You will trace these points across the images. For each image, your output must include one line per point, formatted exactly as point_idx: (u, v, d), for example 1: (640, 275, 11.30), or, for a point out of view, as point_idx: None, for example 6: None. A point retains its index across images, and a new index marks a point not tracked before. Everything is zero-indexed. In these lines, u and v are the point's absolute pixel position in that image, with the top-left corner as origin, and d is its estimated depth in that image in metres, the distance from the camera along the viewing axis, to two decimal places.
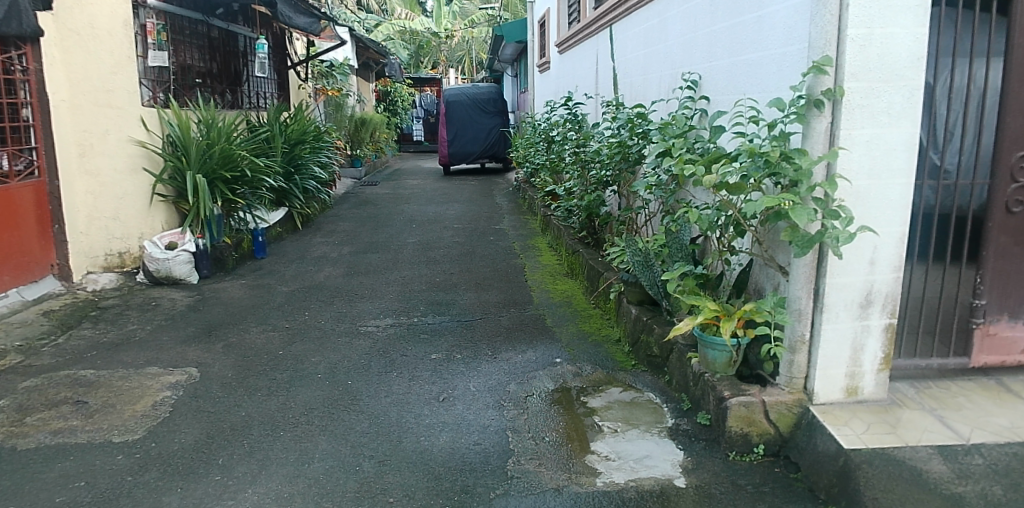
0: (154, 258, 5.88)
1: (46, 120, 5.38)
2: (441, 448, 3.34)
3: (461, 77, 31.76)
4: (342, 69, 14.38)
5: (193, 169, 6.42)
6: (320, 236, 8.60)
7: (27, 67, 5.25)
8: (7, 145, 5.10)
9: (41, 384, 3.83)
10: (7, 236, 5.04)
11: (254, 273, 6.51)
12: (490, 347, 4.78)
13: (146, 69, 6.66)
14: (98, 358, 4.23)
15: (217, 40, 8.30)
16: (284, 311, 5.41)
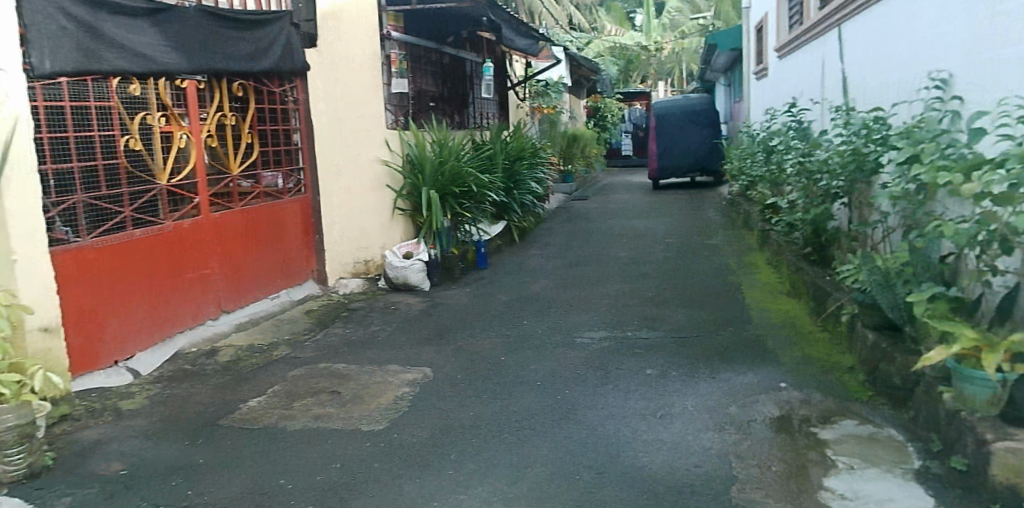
0: (394, 266, 6.47)
1: (311, 144, 6.19)
2: (659, 466, 3.28)
3: (670, 90, 31.25)
4: (556, 87, 14.88)
5: (427, 186, 7.02)
6: (536, 249, 8.93)
7: (297, 98, 6.08)
8: (281, 166, 5.97)
9: (305, 373, 4.39)
10: (280, 245, 5.87)
11: (477, 283, 6.92)
12: (707, 366, 4.62)
13: (390, 96, 7.40)
14: (349, 354, 4.77)
15: (447, 66, 9.00)
16: (504, 320, 5.69)
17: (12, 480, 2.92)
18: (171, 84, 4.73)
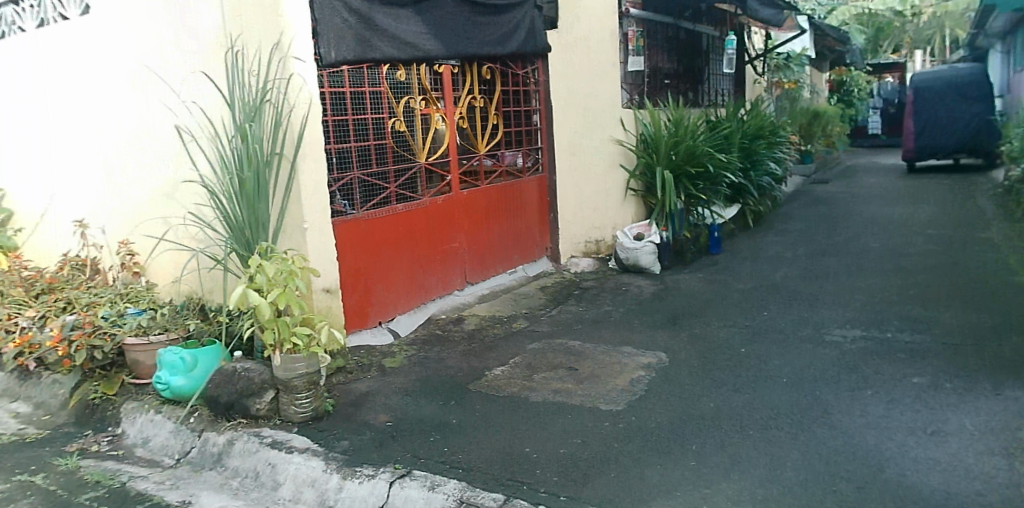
0: (625, 247, 6.41)
1: (550, 124, 6.30)
2: (936, 489, 2.86)
3: (933, 60, 27.44)
4: (799, 60, 13.75)
5: (661, 165, 6.80)
6: (773, 235, 8.36)
7: (538, 79, 6.21)
8: (521, 146, 6.15)
9: (543, 347, 4.52)
10: (518, 223, 6.07)
11: (710, 268, 6.63)
12: (992, 380, 3.97)
13: (626, 74, 7.29)
14: (584, 332, 4.83)
15: (683, 41, 8.68)
16: (741, 309, 5.38)
17: (301, 421, 3.27)
18: (430, 69, 5.03)
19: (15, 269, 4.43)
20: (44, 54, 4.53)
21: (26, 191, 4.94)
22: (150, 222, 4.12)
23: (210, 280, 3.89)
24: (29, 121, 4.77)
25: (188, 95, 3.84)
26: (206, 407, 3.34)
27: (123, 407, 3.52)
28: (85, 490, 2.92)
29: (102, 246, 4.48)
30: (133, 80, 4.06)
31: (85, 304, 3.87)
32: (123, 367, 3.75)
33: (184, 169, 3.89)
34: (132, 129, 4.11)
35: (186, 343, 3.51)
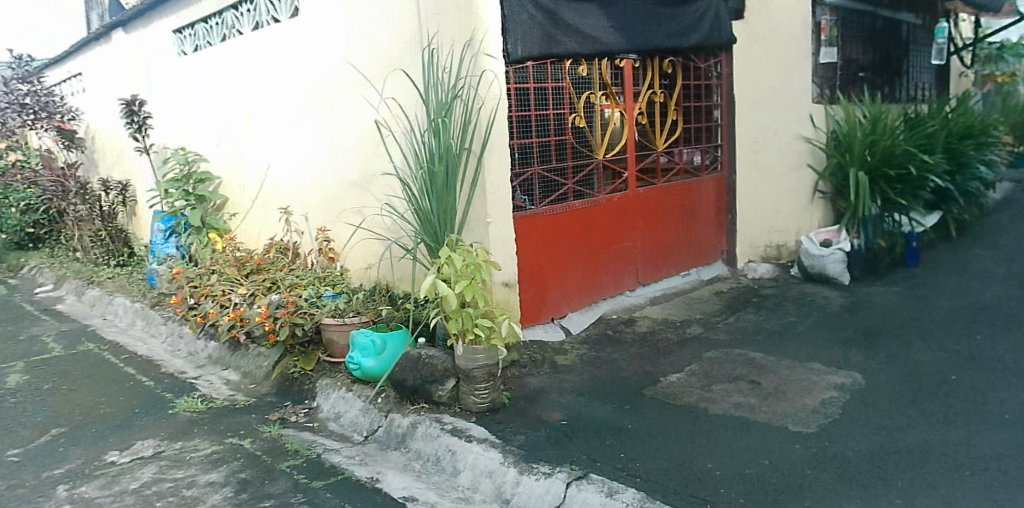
0: (810, 254, 5.98)
1: (732, 119, 5.98)
2: None
3: None
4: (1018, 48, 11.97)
5: (855, 166, 6.15)
6: (983, 247, 7.36)
7: (721, 73, 5.92)
8: (700, 143, 5.88)
9: (720, 357, 4.28)
10: (693, 224, 5.84)
11: (908, 281, 5.94)
12: None
13: (817, 67, 6.68)
14: (765, 343, 4.52)
15: (880, 30, 7.87)
16: (950, 331, 4.74)
17: (479, 411, 3.27)
18: (611, 64, 4.88)
19: (230, 250, 4.89)
20: (260, 54, 4.94)
21: (240, 179, 5.44)
22: (348, 212, 4.38)
23: (400, 268, 4.04)
24: (245, 116, 5.23)
25: (389, 91, 4.00)
26: (392, 390, 3.46)
27: (319, 383, 3.76)
28: (287, 457, 3.14)
29: (304, 232, 4.84)
30: (339, 78, 4.31)
31: (288, 285, 4.20)
32: (319, 345, 3.99)
33: (382, 162, 4.07)
34: (337, 124, 4.37)
35: (377, 327, 3.70)
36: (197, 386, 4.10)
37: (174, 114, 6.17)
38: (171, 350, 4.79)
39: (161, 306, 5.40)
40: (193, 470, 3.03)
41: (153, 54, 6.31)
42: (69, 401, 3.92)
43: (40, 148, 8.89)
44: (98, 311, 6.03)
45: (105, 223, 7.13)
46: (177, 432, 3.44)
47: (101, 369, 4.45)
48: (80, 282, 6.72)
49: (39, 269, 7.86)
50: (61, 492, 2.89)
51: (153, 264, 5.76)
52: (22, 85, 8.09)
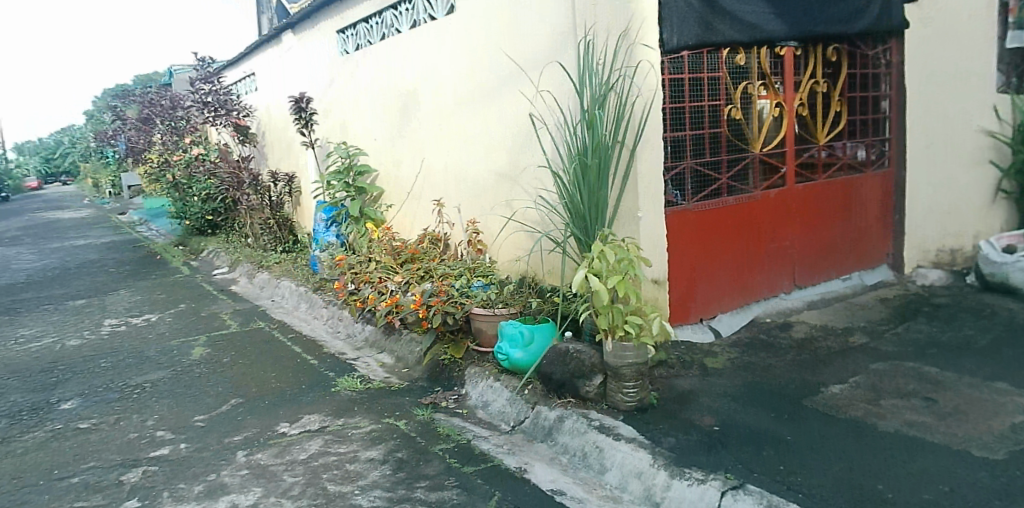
0: (990, 260, 5.17)
1: (901, 112, 5.46)
2: None
3: None
4: None
5: None
6: None
7: (890, 61, 5.41)
8: (865, 137, 5.39)
9: (889, 369, 3.89)
10: (856, 224, 5.35)
11: None
12: None
13: None
14: (940, 358, 4.05)
15: None
16: None
17: (627, 410, 3.12)
18: (770, 52, 4.59)
19: (386, 240, 5.13)
20: (419, 51, 5.10)
21: (397, 171, 5.68)
22: (500, 205, 4.44)
23: (549, 262, 4.04)
24: (403, 111, 5.44)
25: (544, 84, 3.98)
26: (539, 383, 3.45)
27: (467, 371, 3.86)
28: (439, 441, 3.24)
29: (456, 224, 4.97)
30: (495, 72, 4.35)
31: (441, 274, 4.33)
32: (467, 334, 4.09)
33: (535, 156, 4.07)
34: (492, 118, 4.42)
35: (523, 318, 3.73)
36: (356, 367, 4.34)
37: (336, 110, 6.58)
38: (332, 332, 5.12)
39: (323, 290, 5.79)
40: (355, 446, 3.20)
41: (319, 54, 6.72)
42: (246, 374, 4.28)
43: (219, 143, 9.78)
44: (267, 294, 6.56)
45: (273, 211, 7.75)
46: (339, 410, 3.65)
47: (271, 347, 4.82)
48: (251, 266, 7.42)
49: (217, 253, 8.67)
50: (240, 457, 3.16)
51: (315, 251, 6.27)
52: (204, 84, 8.92)
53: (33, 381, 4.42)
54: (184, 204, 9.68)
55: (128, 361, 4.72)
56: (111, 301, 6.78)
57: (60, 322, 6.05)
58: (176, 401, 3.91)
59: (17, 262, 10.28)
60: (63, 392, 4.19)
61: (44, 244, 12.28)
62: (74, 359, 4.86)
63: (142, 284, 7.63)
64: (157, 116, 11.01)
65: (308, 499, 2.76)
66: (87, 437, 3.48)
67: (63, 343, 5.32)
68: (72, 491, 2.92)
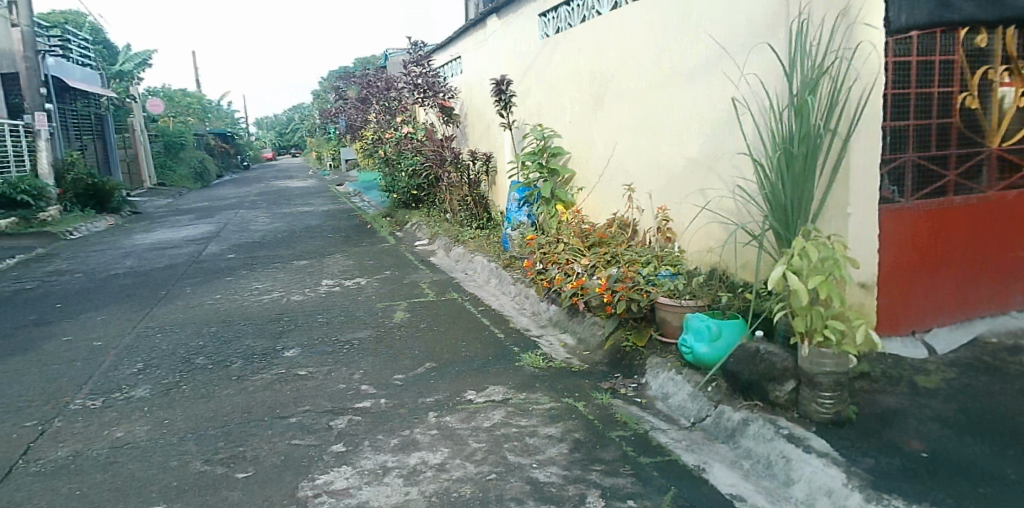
0: None
1: None
2: None
3: None
4: None
5: None
6: None
7: None
8: None
9: None
10: None
11: None
12: None
13: None
14: None
15: None
16: None
17: (820, 422, 2.89)
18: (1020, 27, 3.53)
19: (575, 223, 5.20)
20: (618, 33, 5.03)
21: (589, 154, 5.71)
22: (693, 193, 4.30)
23: (743, 255, 3.85)
24: (598, 94, 5.42)
25: (749, 67, 3.75)
26: (724, 381, 3.33)
27: (648, 360, 3.83)
28: (617, 427, 3.27)
29: (645, 210, 4.90)
30: (696, 54, 4.17)
31: (628, 260, 4.30)
32: (651, 322, 4.05)
33: (735, 143, 3.88)
34: (689, 102, 4.26)
35: (712, 312, 3.61)
36: (540, 344, 4.48)
37: (534, 92, 6.73)
38: (518, 309, 5.32)
39: (512, 268, 6.03)
40: (535, 421, 3.32)
41: (521, 37, 6.91)
42: (439, 341, 4.59)
43: (426, 122, 10.48)
44: (461, 267, 6.96)
45: (471, 189, 8.18)
46: (522, 384, 3.80)
47: (463, 318, 5.12)
48: (448, 240, 7.92)
49: (418, 226, 9.34)
50: (432, 418, 3.41)
51: (507, 229, 6.53)
52: (416, 67, 9.61)
53: (265, 329, 5.10)
54: (394, 179, 10.63)
55: (340, 318, 5.27)
56: (328, 264, 7.59)
57: (287, 279, 6.89)
58: (379, 359, 4.31)
59: (255, 223, 11.84)
60: (288, 341, 4.78)
61: (279, 209, 13.99)
62: (297, 313, 5.52)
63: (354, 250, 8.44)
64: (373, 96, 12.04)
65: (489, 465, 2.92)
66: (305, 383, 3.95)
67: (289, 298, 6.05)
68: (292, 429, 3.34)
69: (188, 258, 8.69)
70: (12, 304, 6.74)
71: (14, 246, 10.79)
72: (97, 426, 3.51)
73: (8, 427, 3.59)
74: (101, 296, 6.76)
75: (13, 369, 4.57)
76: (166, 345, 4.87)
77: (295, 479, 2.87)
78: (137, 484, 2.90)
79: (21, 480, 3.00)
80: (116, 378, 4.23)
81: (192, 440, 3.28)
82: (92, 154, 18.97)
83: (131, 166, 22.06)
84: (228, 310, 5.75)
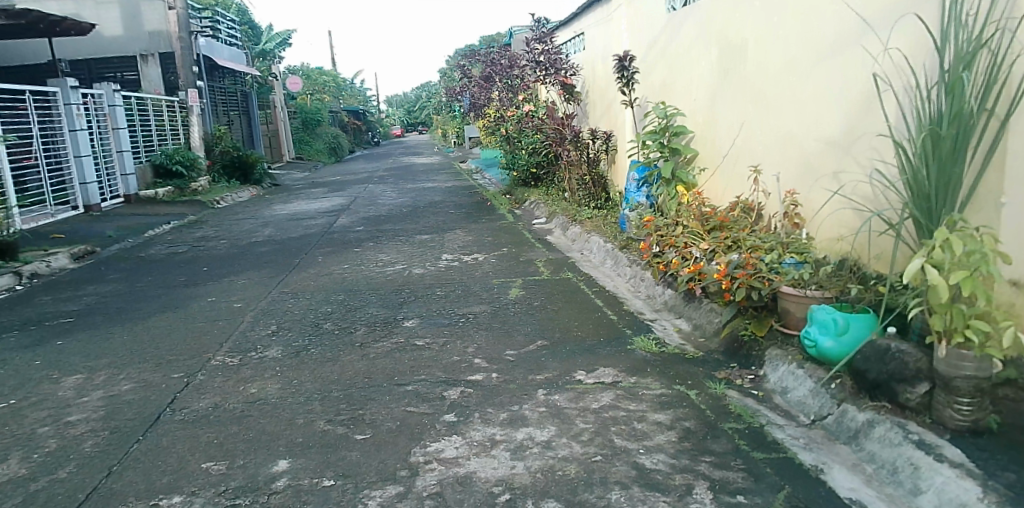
0: None
1: None
2: None
3: None
4: None
5: None
6: None
7: None
8: None
9: None
10: None
11: None
12: None
13: None
14: None
15: None
16: None
17: (957, 429, 2.65)
18: None
19: (696, 205, 5.05)
20: (750, 5, 4.77)
21: (713, 134, 5.49)
22: (826, 176, 4.03)
23: (878, 245, 3.57)
24: (726, 70, 5.18)
25: (893, 41, 3.44)
26: (849, 378, 3.13)
27: (767, 352, 3.68)
28: (730, 419, 3.17)
29: (772, 193, 4.66)
30: (834, 26, 3.88)
31: (749, 246, 4.12)
32: (773, 312, 3.87)
33: (875, 123, 3.59)
34: (825, 80, 3.98)
35: (839, 305, 3.41)
36: (653, 328, 4.41)
37: (657, 69, 6.56)
38: (633, 291, 5.25)
39: (628, 249, 5.95)
40: (645, 407, 3.28)
41: (646, 11, 6.71)
42: (552, 319, 4.62)
43: (547, 100, 10.47)
44: (578, 246, 6.94)
45: (590, 168, 8.12)
46: (633, 368, 3.75)
47: (576, 297, 5.13)
48: (565, 219, 7.93)
49: (537, 204, 9.40)
50: (541, 395, 3.45)
51: (625, 209, 6.46)
52: (539, 44, 9.59)
53: (387, 299, 5.35)
54: (515, 156, 10.73)
55: (457, 292, 5.43)
56: (449, 239, 7.81)
57: (409, 252, 7.16)
58: (493, 334, 4.40)
59: (383, 198, 12.36)
60: (408, 312, 4.98)
61: (406, 185, 14.53)
62: (417, 285, 5.73)
63: (474, 226, 8.63)
64: (498, 74, 12.17)
65: (595, 447, 2.92)
66: (422, 353, 4.11)
67: (411, 270, 6.29)
68: (407, 397, 3.49)
69: (320, 229, 9.23)
70: (168, 266, 7.46)
71: (172, 213, 11.90)
72: (234, 382, 3.83)
73: (161, 377, 3.99)
74: (243, 262, 7.33)
75: (167, 325, 5.06)
76: (297, 310, 5.22)
77: (408, 445, 3.00)
78: (267, 438, 3.14)
79: (169, 426, 3.33)
80: (254, 338, 4.59)
81: (317, 401, 3.50)
82: (239, 129, 20.47)
83: (273, 141, 23.62)
84: (354, 280, 6.07)
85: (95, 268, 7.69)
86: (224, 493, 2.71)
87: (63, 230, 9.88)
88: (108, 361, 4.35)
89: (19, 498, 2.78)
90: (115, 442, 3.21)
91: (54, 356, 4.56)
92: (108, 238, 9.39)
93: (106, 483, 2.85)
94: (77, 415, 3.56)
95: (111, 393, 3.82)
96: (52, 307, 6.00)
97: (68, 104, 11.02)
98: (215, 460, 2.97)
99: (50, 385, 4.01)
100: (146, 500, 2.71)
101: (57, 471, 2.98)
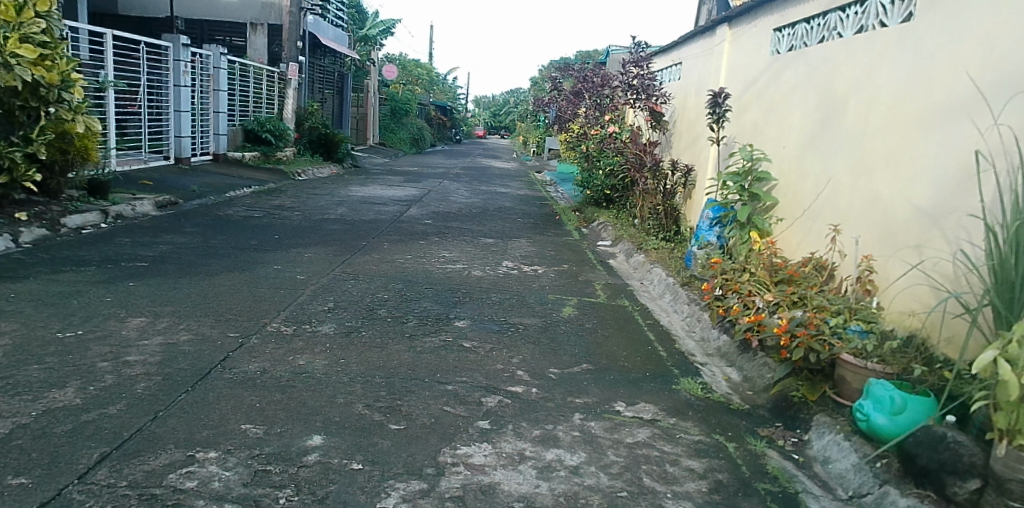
0: None
1: None
2: None
3: None
4: None
5: None
6: None
7: None
8: None
9: None
10: None
11: None
12: None
13: None
14: None
15: None
16: None
17: None
18: None
19: (767, 253, 4.92)
20: (859, 59, 4.63)
21: (798, 186, 5.33)
22: (907, 247, 3.87)
23: (949, 328, 3.39)
24: (822, 123, 5.04)
25: (1003, 117, 3.29)
26: (897, 460, 2.99)
27: (816, 418, 3.57)
28: (765, 479, 3.07)
29: (848, 255, 4.50)
30: (944, 93, 3.73)
31: (815, 305, 3.97)
32: (828, 377, 3.72)
33: (970, 201, 3.43)
34: (926, 148, 3.82)
35: (899, 383, 3.26)
36: (702, 372, 4.33)
37: (751, 111, 6.43)
38: (687, 330, 5.17)
39: (689, 286, 5.86)
40: (680, 451, 3.22)
41: (751, 50, 6.57)
42: (601, 345, 4.59)
43: (633, 125, 10.45)
44: (639, 275, 6.89)
45: (665, 199, 8.07)
46: (674, 409, 3.69)
47: (629, 327, 5.08)
48: (632, 245, 7.91)
49: (605, 226, 9.37)
50: (577, 418, 3.43)
51: (693, 246, 6.44)
52: (636, 69, 9.68)
53: (443, 296, 5.42)
54: (591, 175, 10.74)
55: (512, 301, 5.46)
56: (512, 247, 7.85)
57: (472, 253, 7.24)
58: (540, 348, 4.40)
59: (455, 195, 12.55)
60: (460, 312, 5.04)
61: (481, 186, 14.71)
62: (473, 287, 5.79)
63: (539, 238, 8.66)
64: (587, 91, 12.18)
65: (623, 482, 2.88)
66: (467, 355, 4.15)
67: (470, 271, 6.36)
68: (446, 396, 3.53)
69: (391, 216, 9.43)
70: (242, 229, 7.76)
71: (254, 178, 12.37)
72: (285, 351, 3.96)
73: (217, 333, 4.16)
74: (312, 236, 7.56)
75: (231, 285, 5.28)
76: (355, 292, 5.35)
77: (438, 444, 3.03)
78: (307, 410, 3.23)
79: (216, 382, 3.47)
80: (311, 312, 4.73)
81: (359, 384, 3.58)
82: (330, 107, 21.11)
83: (359, 123, 24.34)
84: (414, 272, 6.17)
85: (174, 219, 8.06)
86: (257, 457, 2.81)
87: (152, 178, 10.40)
88: (171, 310, 4.57)
89: (70, 425, 2.95)
90: (165, 388, 3.37)
91: (124, 295, 4.82)
92: (192, 192, 9.84)
93: (150, 426, 2.99)
94: (135, 356, 3.74)
95: (169, 341, 4.00)
96: (131, 248, 6.32)
97: (177, 60, 11.64)
98: (254, 423, 3.07)
99: (116, 323, 4.25)
100: (184, 449, 2.83)
101: (108, 407, 3.14)
